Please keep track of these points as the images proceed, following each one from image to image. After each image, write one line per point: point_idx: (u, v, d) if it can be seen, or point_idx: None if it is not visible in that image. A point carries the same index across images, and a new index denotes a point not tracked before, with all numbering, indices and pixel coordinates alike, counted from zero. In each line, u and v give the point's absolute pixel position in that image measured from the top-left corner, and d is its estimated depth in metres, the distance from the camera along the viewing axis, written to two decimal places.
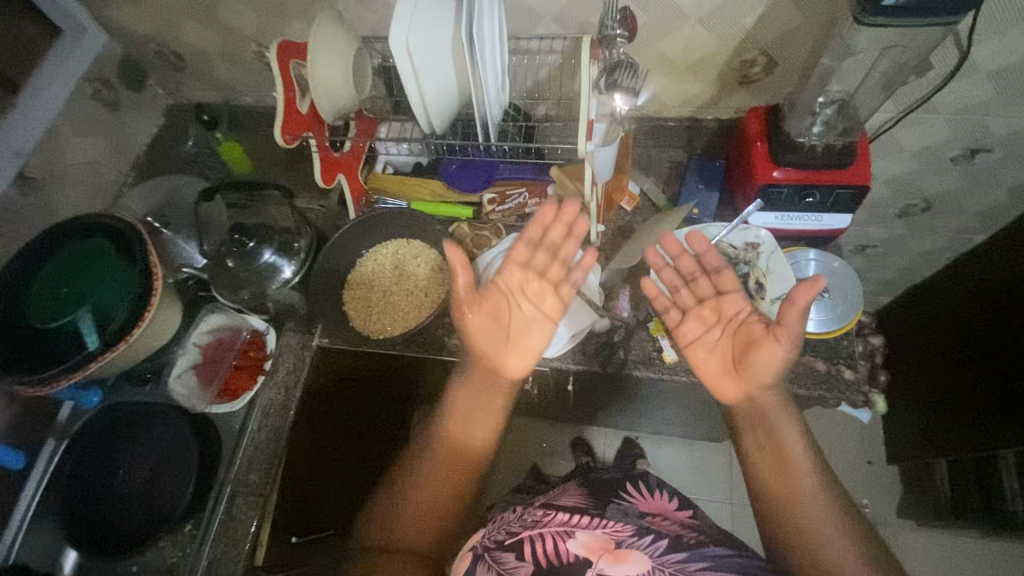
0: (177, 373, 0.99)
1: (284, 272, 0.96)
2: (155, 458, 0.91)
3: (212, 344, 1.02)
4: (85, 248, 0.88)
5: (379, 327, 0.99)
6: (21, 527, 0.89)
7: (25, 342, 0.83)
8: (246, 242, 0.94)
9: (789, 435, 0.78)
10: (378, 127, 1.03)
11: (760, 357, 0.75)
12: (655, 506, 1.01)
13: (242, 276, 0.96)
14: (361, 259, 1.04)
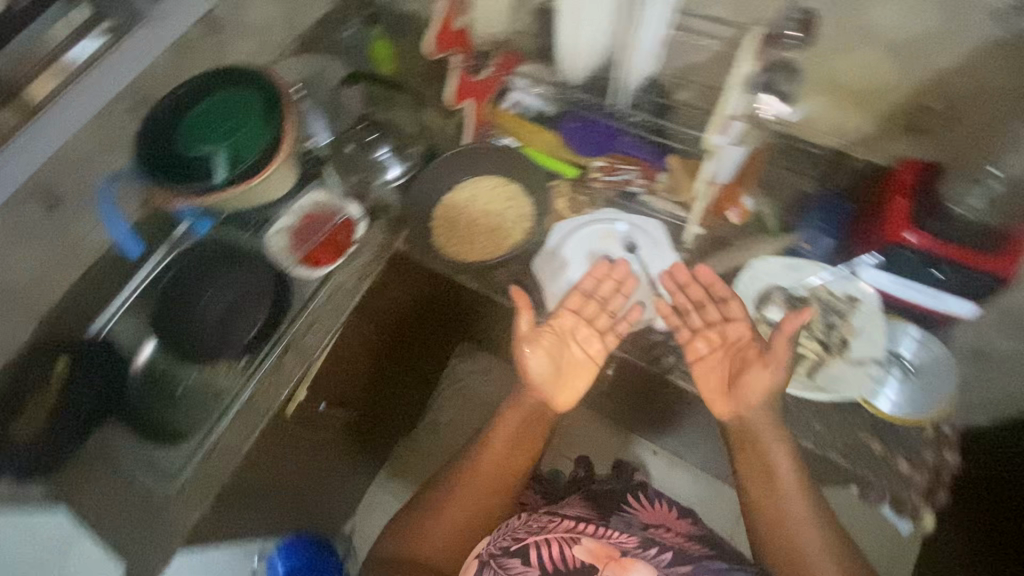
0: (274, 230, 1.06)
1: (388, 173, 1.09)
2: (237, 295, 1.00)
3: (309, 216, 1.07)
4: (236, 95, 0.99)
5: (458, 251, 1.04)
6: (114, 313, 1.02)
7: (166, 157, 0.94)
8: (369, 136, 1.09)
9: (772, 459, 0.82)
10: (520, 65, 1.06)
11: (751, 380, 0.84)
12: (657, 515, 1.00)
13: (355, 162, 1.10)
14: (460, 184, 1.07)
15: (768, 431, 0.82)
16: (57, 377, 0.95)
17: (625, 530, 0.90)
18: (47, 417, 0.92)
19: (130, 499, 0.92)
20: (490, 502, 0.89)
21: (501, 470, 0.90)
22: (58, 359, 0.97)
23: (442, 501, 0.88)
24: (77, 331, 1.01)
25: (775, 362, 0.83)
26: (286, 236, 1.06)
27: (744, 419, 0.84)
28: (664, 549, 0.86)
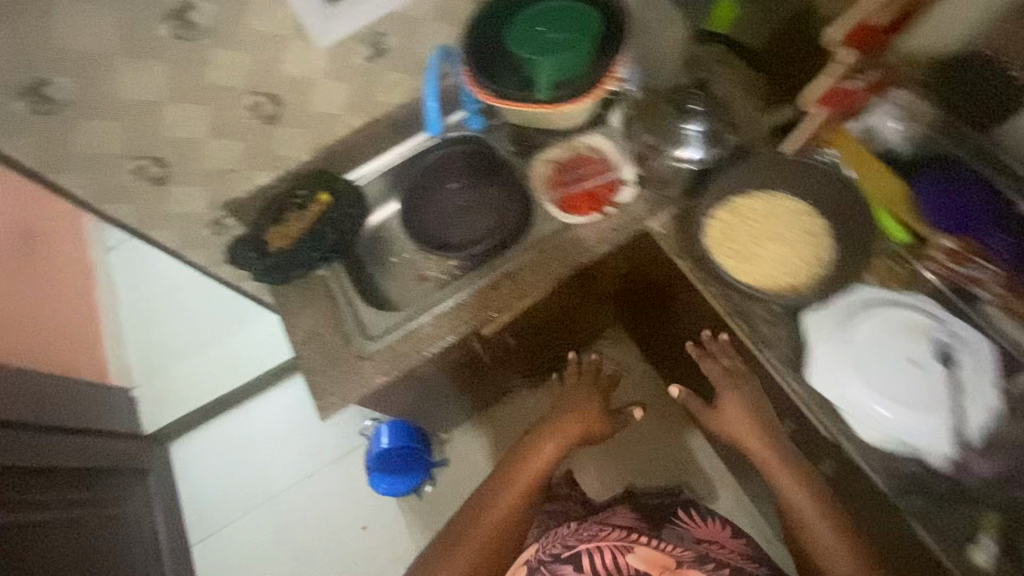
0: (542, 159, 1.08)
1: (688, 153, 0.94)
2: (494, 206, 1.11)
3: (581, 155, 1.06)
4: (577, 11, 0.95)
5: (727, 258, 0.90)
6: (380, 169, 1.18)
7: (491, 52, 0.96)
8: (694, 104, 0.93)
9: (758, 443, 0.88)
10: (899, 88, 0.89)
11: (755, 446, 0.89)
12: (711, 532, 0.99)
13: (658, 126, 0.97)
14: (760, 190, 0.93)
15: (767, 447, 0.88)
16: (312, 211, 1.10)
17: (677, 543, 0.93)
18: (296, 236, 1.08)
19: (330, 338, 1.04)
20: (509, 538, 0.91)
21: (509, 499, 0.94)
22: (318, 195, 1.11)
23: (463, 514, 0.93)
24: (337, 177, 1.12)
25: (721, 380, 0.93)
26: (552, 167, 1.07)
27: (750, 433, 0.89)
28: (720, 564, 0.88)
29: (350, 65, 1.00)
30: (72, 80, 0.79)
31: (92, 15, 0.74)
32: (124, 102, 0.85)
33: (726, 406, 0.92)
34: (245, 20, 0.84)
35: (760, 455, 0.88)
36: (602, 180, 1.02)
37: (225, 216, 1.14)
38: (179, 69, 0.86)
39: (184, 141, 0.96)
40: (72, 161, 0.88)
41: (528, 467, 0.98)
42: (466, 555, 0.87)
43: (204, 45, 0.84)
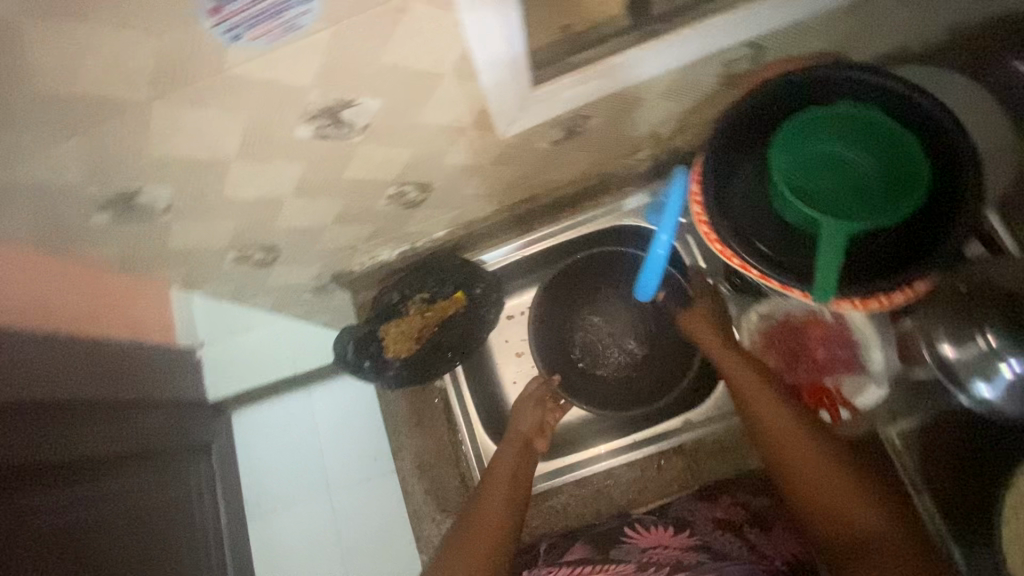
0: (754, 313, 0.83)
1: (979, 386, 0.65)
2: (653, 336, 0.94)
3: (813, 318, 0.80)
4: (912, 163, 0.64)
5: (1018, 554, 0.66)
6: (523, 249, 0.92)
7: (739, 175, 0.70)
8: None
9: (819, 460, 0.60)
10: None
11: (760, 404, 0.67)
12: (654, 538, 0.72)
13: (955, 319, 0.66)
14: None
15: (773, 402, 0.66)
16: (442, 309, 0.89)
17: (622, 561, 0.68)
18: (420, 338, 0.89)
19: (439, 475, 0.85)
20: (507, 519, 0.67)
21: (512, 450, 0.79)
22: (452, 292, 0.89)
23: (486, 479, 0.74)
24: (476, 270, 0.89)
25: (744, 379, 0.70)
26: (768, 326, 0.82)
27: (783, 432, 0.63)
28: (662, 567, 0.65)
29: (529, 149, 0.71)
30: (174, 189, 0.55)
31: (213, 125, 0.49)
32: (239, 203, 0.61)
33: (757, 407, 0.67)
34: (412, 115, 0.56)
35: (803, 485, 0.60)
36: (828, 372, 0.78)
37: (331, 283, 0.93)
38: (312, 168, 0.60)
39: (302, 230, 0.72)
40: (162, 256, 0.67)
41: (500, 466, 0.76)
42: (471, 536, 0.64)
43: (351, 143, 0.58)
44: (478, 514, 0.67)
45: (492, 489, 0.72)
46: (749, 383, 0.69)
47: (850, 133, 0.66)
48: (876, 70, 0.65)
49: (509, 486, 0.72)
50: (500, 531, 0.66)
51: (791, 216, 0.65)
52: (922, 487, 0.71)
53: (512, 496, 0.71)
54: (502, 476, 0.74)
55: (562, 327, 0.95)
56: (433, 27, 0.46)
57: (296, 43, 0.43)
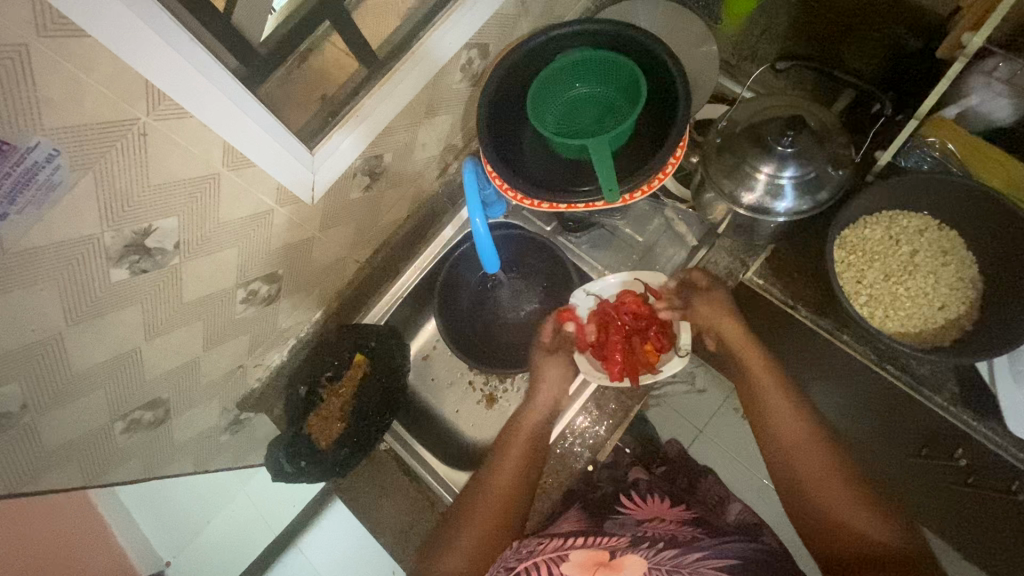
0: (587, 293, 0.90)
1: (778, 204, 0.77)
2: (543, 284, 0.98)
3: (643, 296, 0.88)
4: (626, 74, 0.77)
5: (887, 317, 0.77)
6: (399, 291, 0.98)
7: (521, 143, 0.83)
8: (783, 144, 0.74)
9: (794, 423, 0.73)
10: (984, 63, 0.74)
11: (767, 394, 0.76)
12: (652, 510, 0.82)
13: (732, 167, 0.78)
14: (869, 216, 0.80)
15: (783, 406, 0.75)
16: (352, 378, 0.93)
17: (618, 532, 0.75)
18: (343, 417, 0.91)
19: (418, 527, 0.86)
20: (520, 474, 0.77)
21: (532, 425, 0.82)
22: (351, 358, 0.93)
23: (512, 431, 0.82)
24: (367, 329, 0.93)
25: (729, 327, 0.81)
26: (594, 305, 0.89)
27: (799, 439, 0.72)
28: (656, 542, 0.71)
29: (344, 204, 0.80)
30: (23, 386, 0.57)
31: (29, 305, 0.52)
32: (97, 370, 0.64)
33: (772, 413, 0.75)
34: (213, 218, 0.62)
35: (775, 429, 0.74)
36: (686, 255, 0.92)
37: (242, 412, 0.94)
38: (150, 307, 0.64)
39: (178, 368, 0.75)
40: (49, 461, 0.67)
41: (529, 416, 0.83)
42: (475, 511, 0.75)
43: (174, 267, 0.63)
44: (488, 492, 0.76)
45: (506, 462, 0.78)
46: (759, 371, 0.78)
47: (585, 76, 0.81)
48: (588, 20, 0.78)
49: (523, 462, 0.78)
50: (503, 515, 0.75)
51: (568, 152, 0.78)
52: (794, 303, 0.80)
53: (523, 473, 0.77)
54: (527, 439, 0.80)
55: (472, 320, 0.99)
56: (179, 138, 0.53)
57: (64, 199, 0.48)
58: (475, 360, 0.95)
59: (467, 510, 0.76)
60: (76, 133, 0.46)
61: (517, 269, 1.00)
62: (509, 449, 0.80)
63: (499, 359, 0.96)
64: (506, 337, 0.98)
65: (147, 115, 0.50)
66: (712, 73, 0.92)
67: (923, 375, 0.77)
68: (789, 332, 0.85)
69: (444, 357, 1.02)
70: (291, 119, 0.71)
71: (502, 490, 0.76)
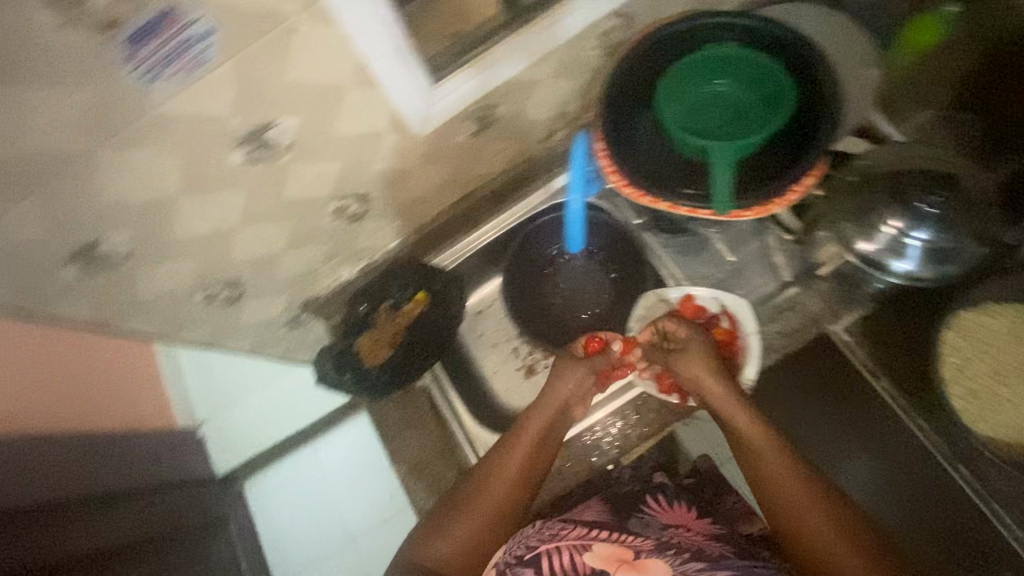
0: (658, 296, 0.88)
1: (896, 263, 0.70)
2: (614, 271, 0.96)
3: (714, 322, 0.84)
4: (773, 84, 0.72)
5: (982, 418, 0.71)
6: (473, 242, 0.99)
7: (638, 126, 0.79)
8: (925, 204, 0.69)
9: (794, 485, 0.70)
10: None
11: (758, 452, 0.73)
12: (678, 517, 0.78)
13: (859, 209, 0.72)
14: (994, 304, 0.73)
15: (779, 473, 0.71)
16: (408, 312, 0.95)
17: (643, 533, 0.74)
18: (391, 345, 0.95)
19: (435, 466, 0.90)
20: (520, 477, 0.78)
21: (534, 429, 0.81)
22: (413, 294, 0.94)
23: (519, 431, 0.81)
24: (433, 270, 0.94)
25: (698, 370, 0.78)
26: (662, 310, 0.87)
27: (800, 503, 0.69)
28: (682, 551, 0.71)
29: (448, 143, 0.79)
30: (132, 235, 0.62)
31: (153, 164, 0.56)
32: (194, 239, 0.68)
33: (766, 470, 0.72)
34: (329, 127, 0.64)
35: (772, 492, 0.71)
36: (776, 290, 0.84)
37: (302, 313, 0.98)
38: (253, 195, 0.67)
39: (261, 259, 0.79)
40: (135, 307, 0.73)
41: (530, 424, 0.81)
42: (471, 507, 0.77)
43: (282, 164, 0.65)
44: (486, 489, 0.77)
45: (504, 461, 0.79)
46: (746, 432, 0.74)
47: (719, 68, 0.74)
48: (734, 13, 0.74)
49: (527, 465, 0.78)
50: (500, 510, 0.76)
51: (684, 149, 0.74)
52: (875, 369, 0.75)
53: (528, 476, 0.78)
54: (528, 436, 0.80)
55: (533, 291, 0.99)
56: (323, 43, 0.54)
57: (206, 74, 0.50)
58: (527, 328, 0.96)
59: (455, 515, 0.76)
60: (234, 15, 0.48)
61: (591, 253, 0.97)
62: (516, 445, 0.80)
63: (550, 334, 0.97)
64: (563, 315, 0.98)
65: (300, 15, 0.51)
66: (867, 104, 0.83)
67: (999, 489, 0.71)
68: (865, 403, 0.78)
69: (499, 317, 1.02)
70: (423, 47, 0.70)
71: (497, 491, 0.77)
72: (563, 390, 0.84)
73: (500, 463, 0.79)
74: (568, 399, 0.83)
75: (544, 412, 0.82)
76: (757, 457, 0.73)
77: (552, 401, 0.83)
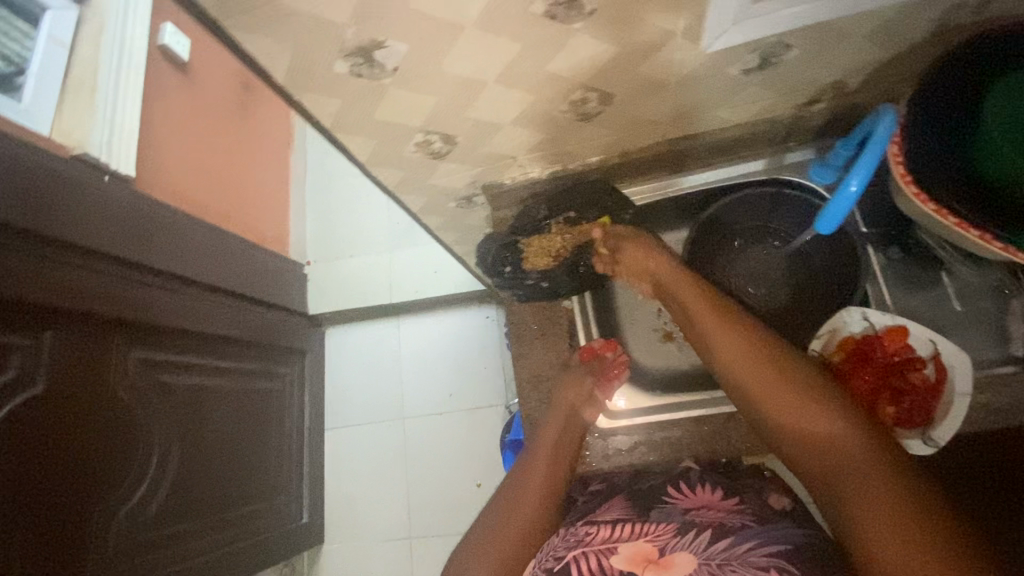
0: (862, 317, 0.77)
1: None
2: (811, 271, 0.89)
3: (914, 363, 0.75)
4: None
5: None
6: (675, 189, 0.94)
7: (956, 118, 0.66)
8: None
9: (843, 446, 0.59)
10: None
11: (807, 416, 0.62)
12: (701, 499, 0.76)
13: None
14: None
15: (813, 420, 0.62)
16: (584, 232, 0.92)
17: (666, 521, 0.72)
18: (556, 257, 0.93)
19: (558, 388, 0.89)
20: (547, 472, 0.79)
21: (552, 430, 0.85)
22: (596, 216, 0.92)
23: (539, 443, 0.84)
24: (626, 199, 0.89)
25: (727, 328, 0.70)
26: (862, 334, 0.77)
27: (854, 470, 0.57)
28: (704, 531, 0.68)
29: (723, 71, 0.71)
30: (412, 52, 0.60)
31: None
32: (454, 77, 0.65)
33: (806, 429, 0.62)
34: (644, 5, 0.58)
35: (823, 460, 0.60)
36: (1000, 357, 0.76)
37: (478, 195, 0.97)
38: (529, 52, 0.63)
39: (484, 126, 0.76)
40: (364, 128, 0.72)
41: (546, 433, 0.85)
42: (504, 503, 0.75)
43: (576, 28, 0.60)
44: (513, 493, 0.75)
45: (526, 463, 0.81)
46: (770, 384, 0.65)
47: None
48: None
49: (549, 466, 0.80)
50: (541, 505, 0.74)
51: (1007, 165, 0.61)
52: None
53: (558, 477, 0.79)
54: (547, 438, 0.84)
55: (717, 256, 0.93)
56: None
57: None
58: None
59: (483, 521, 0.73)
60: None
61: (787, 239, 0.92)
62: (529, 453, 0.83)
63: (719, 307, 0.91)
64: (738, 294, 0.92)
65: None
66: None
67: None
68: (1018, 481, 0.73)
69: None
70: None
71: (528, 488, 0.76)
72: (566, 398, 0.89)
73: (519, 470, 0.80)
74: (578, 401, 0.88)
75: (555, 427, 0.86)
76: (804, 422, 0.62)
77: (559, 409, 0.88)
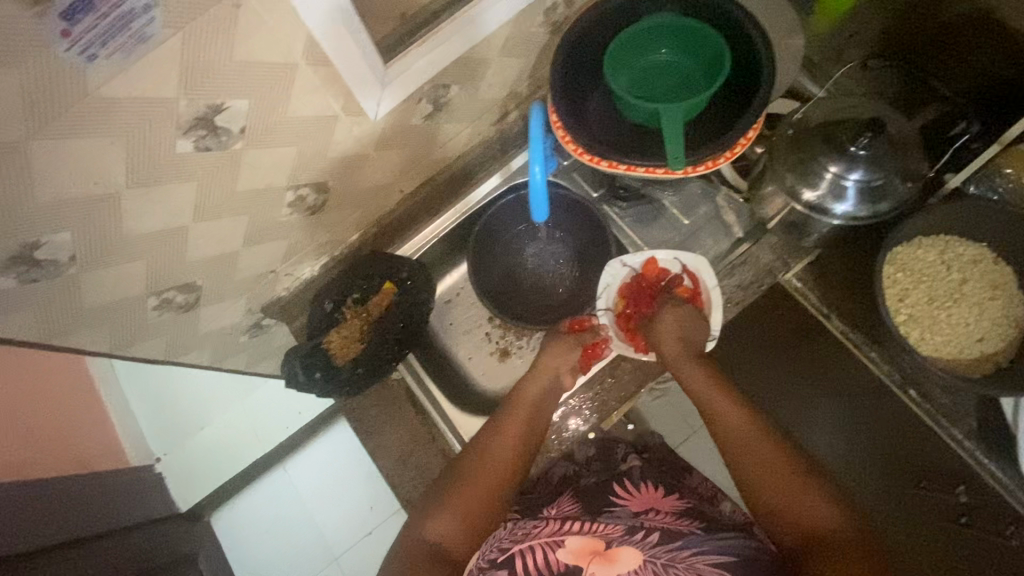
0: (622, 265, 0.87)
1: (838, 206, 0.75)
2: (577, 245, 0.99)
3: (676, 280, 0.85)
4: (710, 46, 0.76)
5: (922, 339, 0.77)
6: (437, 230, 0.98)
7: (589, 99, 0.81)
8: (857, 145, 0.73)
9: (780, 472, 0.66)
10: None
11: (749, 444, 0.70)
12: (644, 501, 0.79)
13: (801, 158, 0.77)
14: (924, 237, 0.79)
15: (797, 501, 0.64)
16: (378, 303, 0.93)
17: (616, 522, 0.72)
18: (362, 339, 0.93)
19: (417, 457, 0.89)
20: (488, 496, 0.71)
21: (502, 438, 0.75)
22: (380, 285, 0.93)
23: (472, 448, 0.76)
24: (397, 259, 0.93)
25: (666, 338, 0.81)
26: (629, 276, 0.87)
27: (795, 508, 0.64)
28: (655, 533, 0.69)
29: (404, 127, 0.79)
30: (78, 238, 0.59)
31: (97, 155, 0.53)
32: (144, 238, 0.64)
33: (738, 446, 0.71)
34: (282, 111, 0.62)
35: (769, 489, 0.66)
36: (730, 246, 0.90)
37: (264, 317, 0.95)
38: (206, 188, 0.64)
39: (215, 261, 0.76)
40: (82, 319, 0.69)
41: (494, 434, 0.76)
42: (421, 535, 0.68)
43: (236, 151, 0.63)
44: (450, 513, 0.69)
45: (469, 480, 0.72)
46: (709, 392, 0.76)
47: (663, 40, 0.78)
48: None
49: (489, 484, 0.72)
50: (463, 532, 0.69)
51: (638, 115, 0.76)
52: (828, 312, 0.81)
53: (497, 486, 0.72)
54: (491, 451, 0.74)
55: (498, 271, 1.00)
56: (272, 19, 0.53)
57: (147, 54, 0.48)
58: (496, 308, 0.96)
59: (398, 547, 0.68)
60: None
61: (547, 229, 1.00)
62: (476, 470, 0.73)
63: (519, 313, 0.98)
64: (529, 293, 0.99)
65: None
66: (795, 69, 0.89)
67: (943, 405, 0.77)
68: (813, 336, 0.85)
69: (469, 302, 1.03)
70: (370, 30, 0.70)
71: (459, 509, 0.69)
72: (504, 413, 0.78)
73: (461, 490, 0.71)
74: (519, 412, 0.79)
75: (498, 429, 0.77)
76: (744, 448, 0.70)
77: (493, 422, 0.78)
